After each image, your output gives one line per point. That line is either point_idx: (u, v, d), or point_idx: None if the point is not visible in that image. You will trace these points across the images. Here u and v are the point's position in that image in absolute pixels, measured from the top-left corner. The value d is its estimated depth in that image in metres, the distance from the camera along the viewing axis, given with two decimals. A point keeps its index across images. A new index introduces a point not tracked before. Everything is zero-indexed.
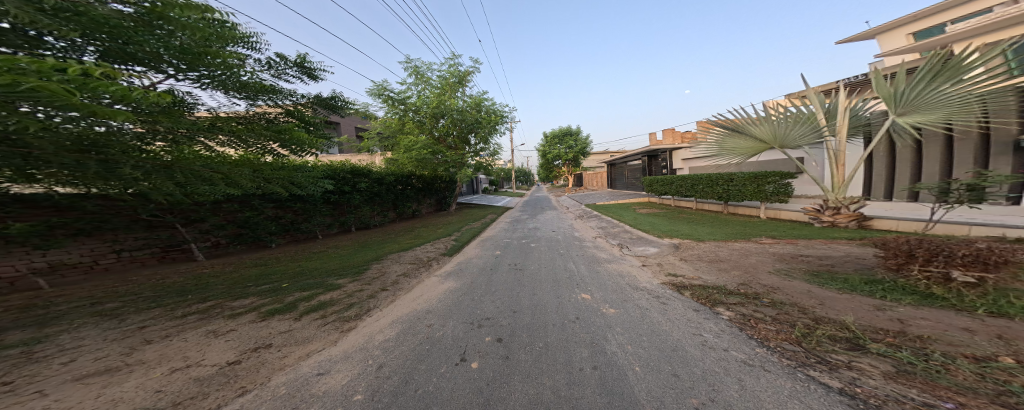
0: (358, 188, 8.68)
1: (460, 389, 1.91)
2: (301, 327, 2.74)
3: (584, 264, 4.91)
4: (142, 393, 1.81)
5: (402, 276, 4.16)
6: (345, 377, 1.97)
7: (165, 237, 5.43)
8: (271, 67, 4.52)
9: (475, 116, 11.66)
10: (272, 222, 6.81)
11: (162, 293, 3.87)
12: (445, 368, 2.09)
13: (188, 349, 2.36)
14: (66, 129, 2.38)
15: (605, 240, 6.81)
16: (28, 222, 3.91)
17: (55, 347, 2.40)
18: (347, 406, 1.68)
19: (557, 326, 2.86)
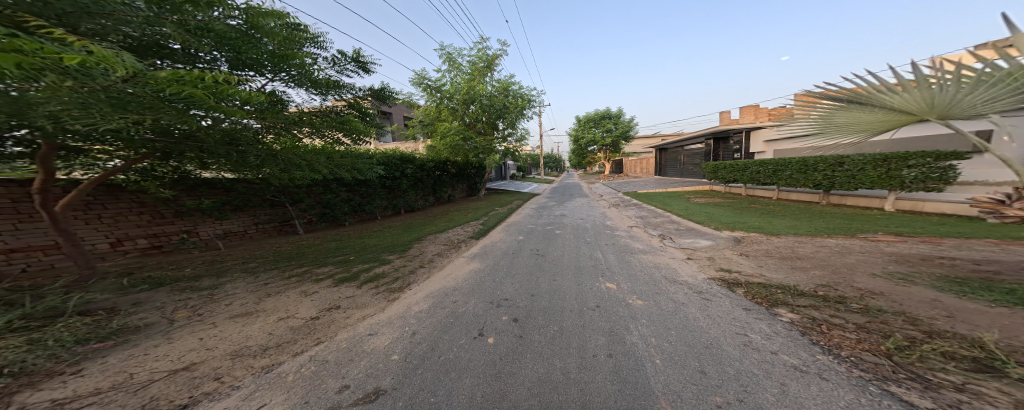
0: (404, 173, 9.36)
1: (476, 359, 2.11)
2: (361, 293, 3.22)
3: (612, 254, 4.80)
4: (261, 333, 2.35)
5: (436, 256, 4.56)
6: (387, 339, 2.31)
7: (282, 213, 6.57)
8: (335, 64, 5.05)
9: (503, 101, 11.65)
10: (345, 204, 7.72)
11: (277, 257, 4.80)
12: (464, 340, 2.31)
13: (289, 304, 2.95)
14: (221, 127, 3.13)
15: (643, 231, 6.50)
16: (210, 199, 5.38)
17: (223, 292, 3.25)
18: (386, 363, 1.98)
19: (575, 313, 2.93)
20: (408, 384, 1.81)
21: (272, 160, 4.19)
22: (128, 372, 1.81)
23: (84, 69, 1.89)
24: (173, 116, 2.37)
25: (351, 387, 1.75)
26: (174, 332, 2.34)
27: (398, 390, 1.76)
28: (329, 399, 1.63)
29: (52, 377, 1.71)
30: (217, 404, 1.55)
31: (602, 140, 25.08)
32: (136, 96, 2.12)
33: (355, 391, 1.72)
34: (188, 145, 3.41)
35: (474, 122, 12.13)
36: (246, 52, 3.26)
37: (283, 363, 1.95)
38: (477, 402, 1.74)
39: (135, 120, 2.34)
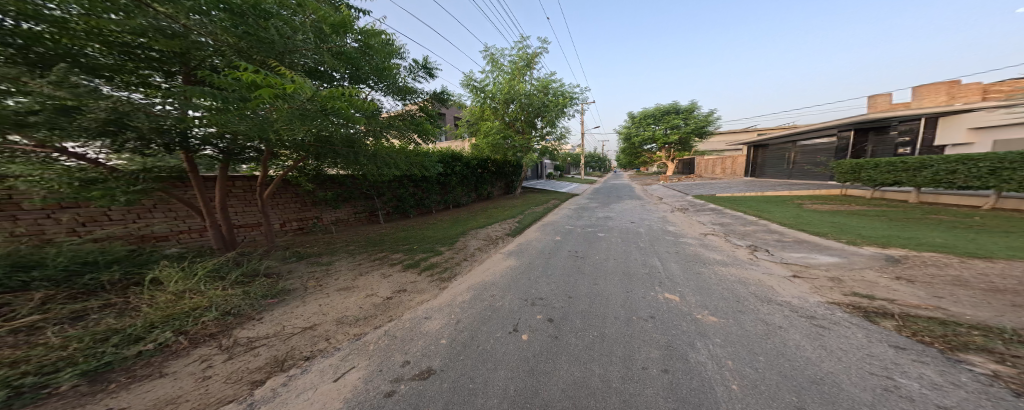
0: (451, 171, 9.96)
1: (511, 354, 2.11)
2: (421, 281, 3.57)
3: (676, 263, 4.25)
4: (352, 301, 2.80)
5: (478, 250, 4.83)
6: (441, 323, 2.47)
7: (370, 204, 7.73)
8: (411, 71, 5.67)
9: (544, 100, 11.70)
10: (412, 197, 8.68)
11: (367, 241, 5.69)
12: (500, 335, 2.34)
13: (369, 281, 3.45)
14: (350, 134, 3.79)
15: (722, 240, 5.60)
16: (328, 191, 6.75)
17: (329, 266, 4.02)
18: (437, 345, 2.11)
19: (622, 321, 2.69)
20: (452, 368, 1.89)
21: (374, 159, 4.83)
22: (286, 324, 2.20)
23: (289, 94, 2.57)
24: (330, 125, 3.10)
25: (411, 362, 1.90)
26: (305, 296, 2.80)
27: (446, 372, 1.85)
28: (393, 371, 1.79)
29: (245, 324, 2.17)
30: (326, 359, 1.82)
31: (662, 134, 22.47)
32: (310, 110, 2.83)
33: (413, 366, 1.87)
34: (326, 148, 4.27)
35: (515, 121, 12.34)
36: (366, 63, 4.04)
37: (370, 332, 2.18)
38: (511, 396, 1.72)
39: (314, 128, 3.01)
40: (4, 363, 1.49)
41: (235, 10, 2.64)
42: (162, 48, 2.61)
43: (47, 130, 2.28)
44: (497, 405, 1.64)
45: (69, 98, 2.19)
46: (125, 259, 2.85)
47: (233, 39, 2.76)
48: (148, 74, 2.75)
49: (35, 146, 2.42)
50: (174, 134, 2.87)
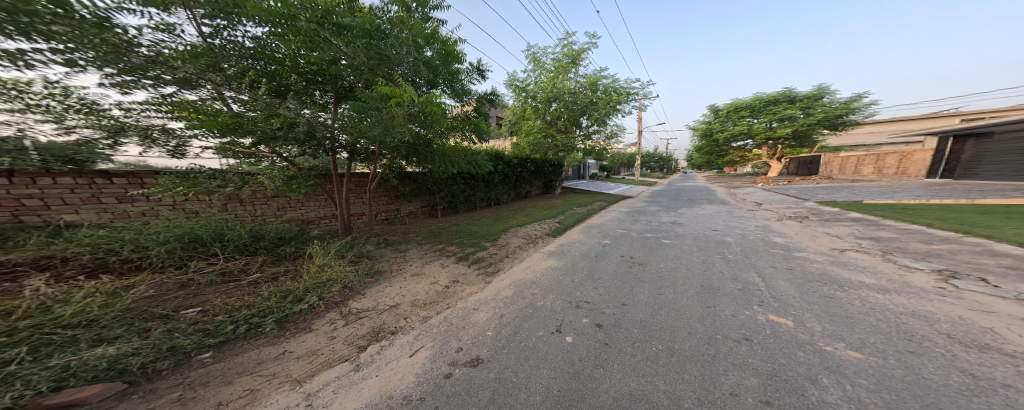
0: (496, 170, 8.90)
1: (554, 355, 2.08)
2: (470, 272, 3.57)
3: (787, 282, 3.33)
4: (418, 285, 3.11)
5: (519, 247, 4.60)
6: (489, 315, 2.55)
7: (431, 197, 7.13)
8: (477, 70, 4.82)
9: (595, 98, 9.93)
10: (462, 193, 7.79)
11: (430, 232, 5.52)
12: (543, 333, 2.32)
13: (423, 266, 3.68)
14: (429, 138, 3.59)
15: (876, 259, 4.06)
16: (408, 185, 6.55)
17: (396, 246, 4.47)
18: (484, 337, 2.22)
19: (697, 338, 2.31)
20: (499, 360, 2.00)
21: (437, 156, 4.05)
22: (380, 300, 2.75)
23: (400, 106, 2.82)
24: (415, 124, 3.05)
25: (463, 349, 2.09)
26: (391, 278, 3.28)
27: (492, 363, 1.98)
28: (450, 355, 2.03)
29: (349, 298, 2.76)
30: (404, 336, 2.20)
31: (763, 128, 15.94)
32: (412, 113, 2.92)
33: (465, 353, 2.06)
34: (416, 148, 3.83)
35: (561, 122, 10.63)
36: (447, 67, 3.66)
37: (435, 315, 2.50)
38: (555, 396, 1.74)
39: (408, 131, 3.09)
40: (245, 306, 2.38)
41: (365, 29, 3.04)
42: (320, 69, 3.33)
43: (281, 140, 3.19)
44: (539, 402, 1.68)
45: (291, 116, 2.99)
46: (297, 237, 3.77)
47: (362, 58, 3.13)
48: (315, 92, 3.61)
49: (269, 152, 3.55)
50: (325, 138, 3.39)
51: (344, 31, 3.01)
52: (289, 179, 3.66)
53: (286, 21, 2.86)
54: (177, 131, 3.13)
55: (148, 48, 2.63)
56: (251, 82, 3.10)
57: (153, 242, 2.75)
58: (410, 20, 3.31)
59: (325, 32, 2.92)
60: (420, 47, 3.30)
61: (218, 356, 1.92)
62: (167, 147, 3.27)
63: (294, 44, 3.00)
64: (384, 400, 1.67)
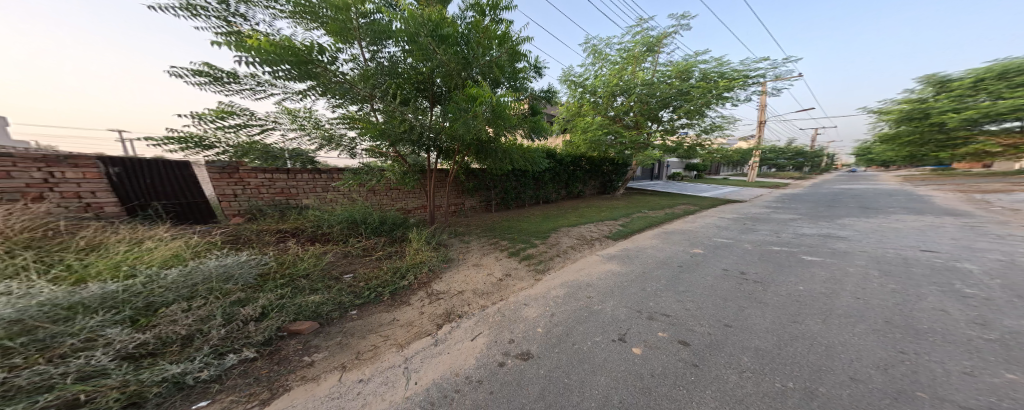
0: (553, 169, 8.32)
1: (618, 365, 1.83)
2: (519, 267, 3.57)
3: None
4: (477, 277, 3.26)
5: (572, 248, 4.31)
6: (538, 312, 2.50)
7: (485, 192, 7.00)
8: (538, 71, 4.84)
9: (687, 89, 8.07)
10: (512, 191, 7.43)
11: (486, 226, 5.66)
12: (601, 340, 2.08)
13: (476, 256, 3.95)
14: (493, 138, 3.79)
15: None
16: (470, 181, 6.62)
17: (459, 236, 4.90)
18: (531, 333, 2.18)
19: (865, 389, 1.51)
20: (550, 357, 1.91)
21: (499, 154, 4.20)
22: (451, 285, 3.06)
23: (472, 114, 3.13)
24: (478, 122, 3.15)
25: (513, 342, 2.07)
26: (455, 264, 3.66)
27: (543, 359, 1.90)
28: (502, 346, 2.02)
29: (432, 280, 3.19)
30: (468, 322, 2.34)
31: None
32: (478, 115, 3.11)
33: (516, 346, 2.03)
34: (486, 146, 3.98)
35: (634, 117, 8.99)
36: (512, 66, 3.66)
37: (490, 306, 2.60)
38: (612, 406, 1.53)
39: (472, 128, 3.25)
40: (373, 279, 3.07)
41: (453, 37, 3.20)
42: (427, 71, 3.38)
43: (402, 139, 3.45)
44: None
45: (407, 118, 3.33)
46: (399, 222, 4.54)
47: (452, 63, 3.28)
48: (422, 94, 3.64)
49: (396, 154, 4.12)
50: (422, 139, 3.57)
51: (445, 43, 3.19)
52: (404, 174, 4.45)
53: (413, 36, 3.02)
54: (350, 141, 3.92)
55: (338, 72, 3.17)
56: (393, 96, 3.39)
57: (336, 221, 4.04)
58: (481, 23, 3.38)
59: (434, 44, 3.12)
60: (492, 48, 3.37)
61: (361, 315, 2.52)
62: (348, 147, 4.08)
63: (415, 57, 3.22)
64: (452, 376, 1.72)
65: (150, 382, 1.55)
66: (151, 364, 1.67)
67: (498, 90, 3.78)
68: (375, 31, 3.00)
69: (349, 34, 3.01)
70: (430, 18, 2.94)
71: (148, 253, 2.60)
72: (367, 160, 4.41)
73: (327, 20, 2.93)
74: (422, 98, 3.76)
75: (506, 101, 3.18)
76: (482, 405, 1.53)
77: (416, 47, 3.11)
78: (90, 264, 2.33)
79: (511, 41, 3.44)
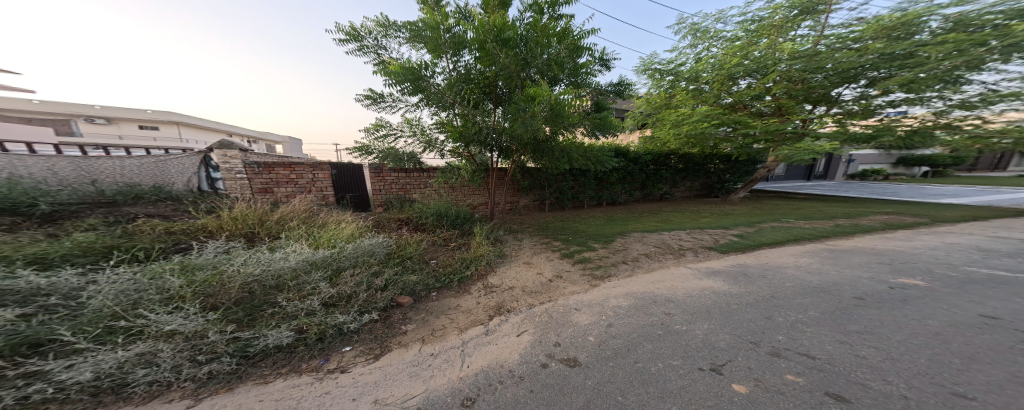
0: (626, 169, 7.67)
1: (697, 397, 1.58)
2: (573, 270, 3.43)
3: None
4: (527, 276, 3.26)
5: (645, 256, 3.92)
6: (590, 319, 2.38)
7: (540, 191, 6.94)
8: (603, 62, 4.65)
9: (907, 49, 5.65)
10: (569, 191, 7.16)
11: (539, 225, 5.63)
12: (681, 365, 1.81)
13: (530, 254, 3.99)
14: (552, 137, 3.79)
15: None
16: (524, 180, 6.67)
17: (514, 234, 4.98)
18: (583, 340, 2.07)
19: None
20: (599, 369, 1.79)
21: (558, 153, 4.18)
22: (504, 280, 3.16)
23: (527, 117, 3.20)
24: (535, 121, 3.18)
25: (559, 346, 2.02)
26: (510, 260, 3.73)
27: (591, 370, 1.78)
28: (547, 347, 1.99)
29: (489, 272, 3.35)
30: (515, 317, 2.39)
31: None
32: (538, 114, 3.14)
33: (562, 350, 1.97)
34: (547, 144, 3.96)
35: (777, 97, 7.00)
36: (573, 61, 3.61)
37: (539, 305, 2.60)
38: None
39: (530, 128, 3.29)
40: (448, 266, 3.34)
41: (516, 40, 3.31)
42: (495, 72, 3.50)
43: (469, 138, 3.67)
44: None
45: (474, 120, 3.55)
46: (466, 217, 4.88)
47: (512, 64, 3.38)
48: (488, 95, 3.77)
49: (467, 153, 4.35)
50: (484, 138, 3.75)
51: (511, 48, 3.30)
52: (472, 172, 4.82)
53: (482, 46, 3.25)
54: (439, 143, 4.24)
55: (434, 81, 3.51)
56: (467, 101, 3.63)
57: (427, 217, 4.53)
58: (541, 21, 3.39)
59: (498, 49, 3.23)
60: (552, 45, 3.36)
61: (436, 295, 2.80)
62: (440, 150, 4.37)
63: (482, 61, 3.42)
64: (496, 368, 1.78)
65: (330, 323, 2.09)
66: (334, 311, 2.25)
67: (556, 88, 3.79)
68: (454, 42, 3.27)
69: (440, 48, 3.32)
70: (494, 23, 3.04)
71: (342, 230, 3.42)
72: (450, 159, 4.78)
73: (427, 40, 3.30)
74: (487, 100, 3.92)
75: (566, 98, 3.15)
76: (522, 401, 1.53)
77: (483, 51, 3.29)
78: (322, 235, 3.26)
79: (572, 35, 3.37)
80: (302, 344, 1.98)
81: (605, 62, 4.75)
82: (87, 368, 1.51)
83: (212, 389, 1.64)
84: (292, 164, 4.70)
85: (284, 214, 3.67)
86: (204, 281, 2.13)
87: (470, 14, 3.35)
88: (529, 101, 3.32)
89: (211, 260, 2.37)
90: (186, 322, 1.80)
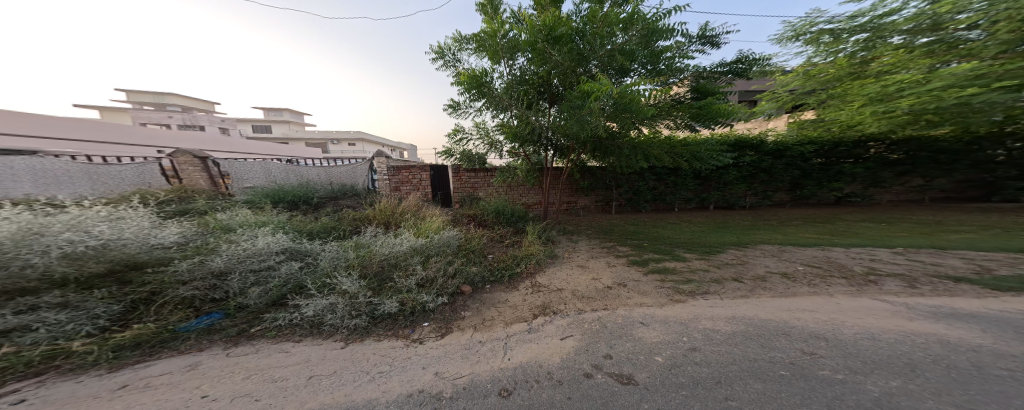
0: (770, 167, 6.19)
1: None
2: (645, 281, 3.05)
3: None
4: (581, 281, 3.09)
5: (779, 275, 3.12)
6: (658, 337, 2.08)
7: (608, 192, 6.45)
8: (707, 40, 4.05)
9: None
10: (650, 193, 6.37)
11: (602, 228, 5.23)
12: None
13: (596, 257, 3.78)
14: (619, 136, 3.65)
15: None
16: (586, 180, 6.32)
17: (570, 236, 4.76)
18: (647, 360, 1.82)
19: None
20: (661, 394, 1.55)
21: (635, 151, 3.85)
22: (553, 281, 3.10)
23: (583, 116, 3.07)
24: (595, 117, 2.98)
25: (612, 359, 1.85)
26: (561, 263, 3.61)
27: (649, 393, 1.56)
28: (594, 357, 1.86)
29: (537, 272, 3.34)
30: (559, 321, 2.32)
31: None
32: (597, 109, 2.94)
33: (613, 365, 1.80)
34: (615, 142, 3.74)
35: None
36: (648, 48, 3.35)
37: (590, 312, 2.45)
38: None
39: (589, 125, 3.12)
40: (510, 262, 3.46)
41: (571, 35, 3.24)
42: (552, 69, 3.45)
43: (528, 138, 3.75)
44: None
45: (526, 120, 3.55)
46: (519, 215, 5.01)
47: (567, 60, 3.28)
48: (543, 96, 3.82)
49: (524, 153, 4.41)
50: (537, 137, 3.76)
51: (568, 44, 3.24)
52: (528, 171, 4.85)
53: (536, 47, 3.25)
54: (501, 144, 4.44)
55: (494, 83, 3.67)
56: (522, 101, 3.65)
57: (487, 216, 4.80)
58: (600, 10, 3.21)
59: (549, 47, 3.22)
60: (618, 34, 3.23)
61: (490, 288, 2.97)
62: (501, 151, 4.51)
63: (535, 62, 3.44)
64: (536, 367, 1.78)
65: (430, 301, 2.50)
66: (429, 289, 2.68)
67: (626, 78, 3.57)
68: (509, 47, 3.36)
69: (496, 53, 3.46)
70: (544, 22, 3.06)
71: (429, 223, 3.94)
72: (508, 160, 4.91)
73: (488, 48, 3.50)
74: (543, 100, 3.95)
75: (637, 89, 2.84)
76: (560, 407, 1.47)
77: (536, 52, 3.30)
78: (423, 225, 3.88)
79: (639, 19, 3.14)
80: (404, 314, 2.41)
81: (709, 41, 4.08)
82: (312, 307, 2.26)
83: (352, 338, 2.14)
84: (409, 167, 5.73)
85: (411, 208, 4.55)
86: (358, 257, 2.94)
87: (522, 16, 3.38)
88: (585, 96, 3.17)
89: (370, 241, 3.32)
90: (351, 284, 2.50)
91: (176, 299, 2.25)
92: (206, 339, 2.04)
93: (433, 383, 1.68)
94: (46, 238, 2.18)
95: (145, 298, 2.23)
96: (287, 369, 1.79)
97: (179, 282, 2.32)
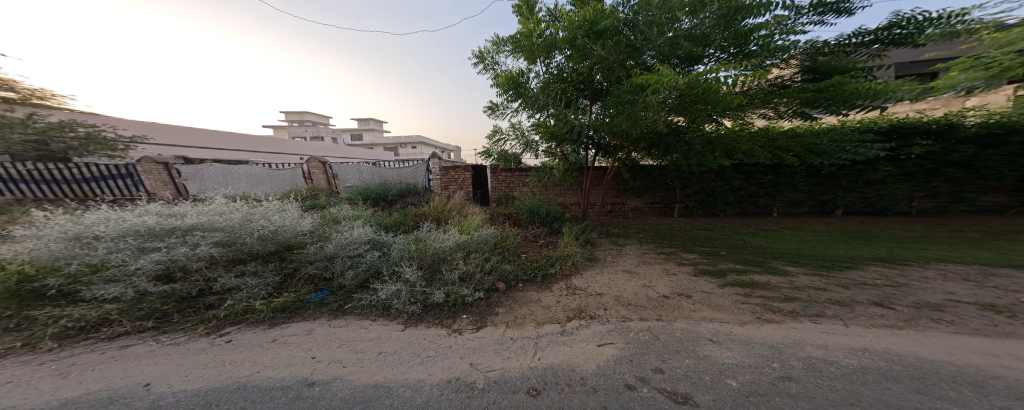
0: (976, 159, 4.52)
1: None
2: (721, 293, 2.73)
3: None
4: (631, 288, 2.89)
5: (957, 301, 2.42)
6: (733, 358, 1.83)
7: (666, 194, 5.99)
8: (824, 7, 3.57)
9: None
10: (733, 193, 5.67)
11: (654, 232, 4.87)
12: None
13: (654, 263, 3.50)
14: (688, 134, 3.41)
15: None
16: (637, 180, 5.97)
17: (614, 239, 4.50)
18: (713, 382, 1.62)
19: None
20: None
21: (711, 146, 3.56)
22: (591, 284, 2.99)
23: (638, 110, 2.87)
24: (653, 112, 2.75)
25: (663, 375, 1.70)
26: (603, 267, 3.43)
27: None
28: (638, 370, 1.74)
29: (573, 273, 3.26)
30: (597, 326, 2.24)
31: None
32: (649, 103, 2.75)
33: (663, 381, 1.65)
34: (677, 140, 3.50)
35: None
36: (730, 31, 3.09)
37: (637, 320, 2.31)
38: None
39: (645, 119, 2.91)
40: (549, 263, 3.42)
41: (614, 29, 3.05)
42: (593, 64, 3.30)
43: (569, 138, 3.66)
44: None
45: (564, 119, 3.48)
46: (555, 215, 4.93)
47: (610, 52, 3.11)
48: (583, 93, 3.72)
49: (561, 152, 4.34)
50: (578, 135, 3.66)
51: (614, 36, 3.07)
52: (564, 171, 4.66)
53: (574, 42, 3.13)
54: (536, 145, 4.40)
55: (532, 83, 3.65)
56: (558, 99, 3.57)
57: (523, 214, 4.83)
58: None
59: (591, 42, 3.09)
60: (682, 18, 3.02)
61: (523, 286, 2.99)
62: (536, 151, 4.47)
63: (575, 59, 3.33)
64: (567, 370, 1.76)
65: (467, 294, 2.64)
66: (472, 283, 2.84)
67: (696, 66, 3.33)
68: (545, 45, 3.30)
69: (533, 53, 3.43)
70: (584, 18, 2.92)
71: (469, 221, 4.10)
72: (544, 160, 4.82)
73: (524, 48, 3.49)
74: (583, 97, 3.84)
75: (712, 76, 2.54)
76: None
77: (575, 48, 3.19)
78: (463, 223, 4.09)
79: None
80: (453, 304, 2.57)
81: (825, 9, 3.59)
82: (388, 290, 2.56)
83: (410, 322, 2.35)
84: (456, 167, 6.07)
85: (455, 206, 4.78)
86: (416, 250, 3.19)
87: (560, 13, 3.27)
88: (639, 88, 2.94)
89: (427, 235, 3.61)
90: (410, 272, 2.77)
91: (307, 275, 2.83)
92: (320, 310, 2.44)
93: (469, 374, 1.75)
94: (257, 221, 2.87)
95: (291, 271, 2.87)
96: (367, 343, 2.05)
97: (308, 262, 2.92)
